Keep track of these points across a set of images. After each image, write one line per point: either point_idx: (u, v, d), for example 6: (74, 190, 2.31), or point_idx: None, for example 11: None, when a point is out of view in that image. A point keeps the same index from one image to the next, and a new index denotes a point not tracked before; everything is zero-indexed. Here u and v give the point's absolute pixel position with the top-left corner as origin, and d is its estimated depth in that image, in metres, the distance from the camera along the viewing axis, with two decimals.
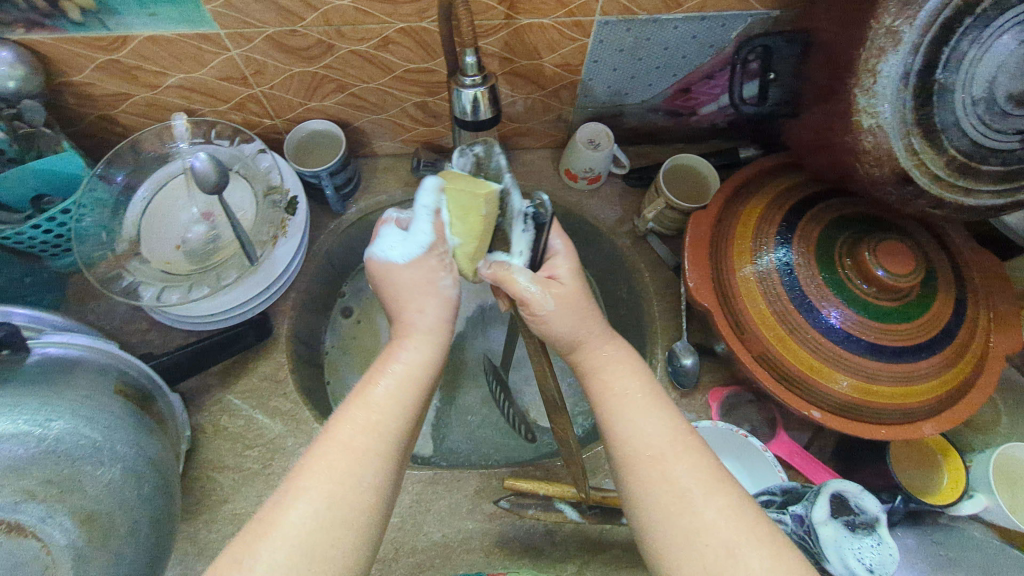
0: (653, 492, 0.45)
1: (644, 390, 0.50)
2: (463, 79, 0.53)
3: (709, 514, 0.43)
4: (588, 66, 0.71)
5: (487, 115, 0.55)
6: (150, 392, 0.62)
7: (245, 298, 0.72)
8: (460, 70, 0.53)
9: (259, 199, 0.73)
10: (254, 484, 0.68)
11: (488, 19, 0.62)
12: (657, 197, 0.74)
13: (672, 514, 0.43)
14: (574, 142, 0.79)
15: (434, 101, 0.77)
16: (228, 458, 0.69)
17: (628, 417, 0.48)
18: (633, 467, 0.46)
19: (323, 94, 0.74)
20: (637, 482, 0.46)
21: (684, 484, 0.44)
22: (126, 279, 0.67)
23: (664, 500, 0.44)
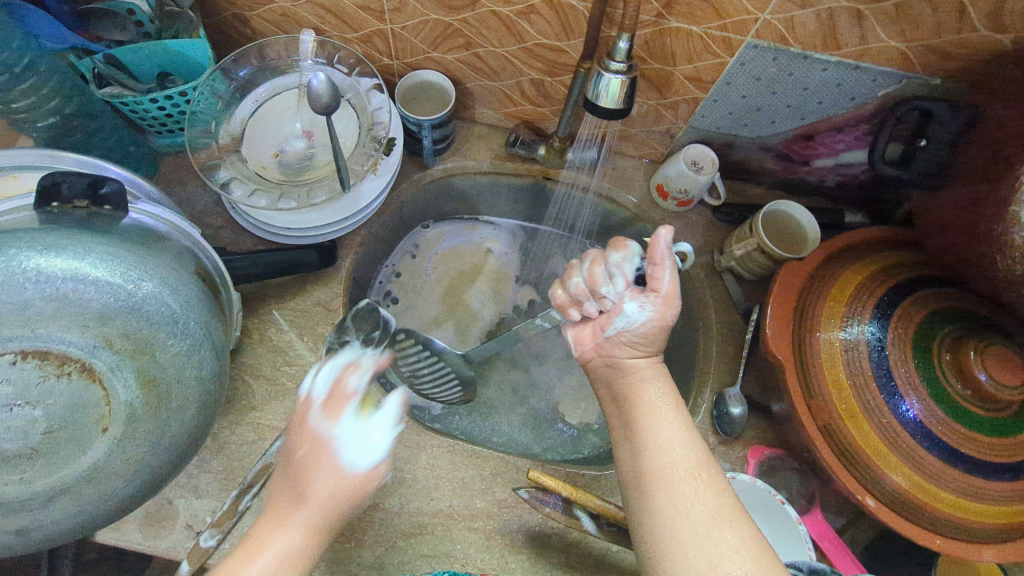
0: (680, 509, 0.46)
1: (674, 408, 0.53)
2: (608, 64, 0.52)
3: (729, 535, 0.44)
4: (718, 87, 0.69)
5: (618, 105, 0.54)
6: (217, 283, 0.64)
7: (322, 221, 0.73)
8: (607, 55, 0.53)
9: (363, 131, 0.74)
10: (285, 400, 0.69)
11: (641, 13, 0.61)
12: (749, 236, 0.71)
13: (693, 530, 0.44)
14: (677, 158, 0.77)
15: (552, 82, 0.76)
16: (267, 368, 0.71)
17: (660, 433, 0.51)
18: (660, 477, 0.48)
19: (448, 47, 0.75)
20: (666, 496, 0.47)
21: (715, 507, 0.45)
22: (221, 172, 0.70)
23: (690, 514, 0.45)
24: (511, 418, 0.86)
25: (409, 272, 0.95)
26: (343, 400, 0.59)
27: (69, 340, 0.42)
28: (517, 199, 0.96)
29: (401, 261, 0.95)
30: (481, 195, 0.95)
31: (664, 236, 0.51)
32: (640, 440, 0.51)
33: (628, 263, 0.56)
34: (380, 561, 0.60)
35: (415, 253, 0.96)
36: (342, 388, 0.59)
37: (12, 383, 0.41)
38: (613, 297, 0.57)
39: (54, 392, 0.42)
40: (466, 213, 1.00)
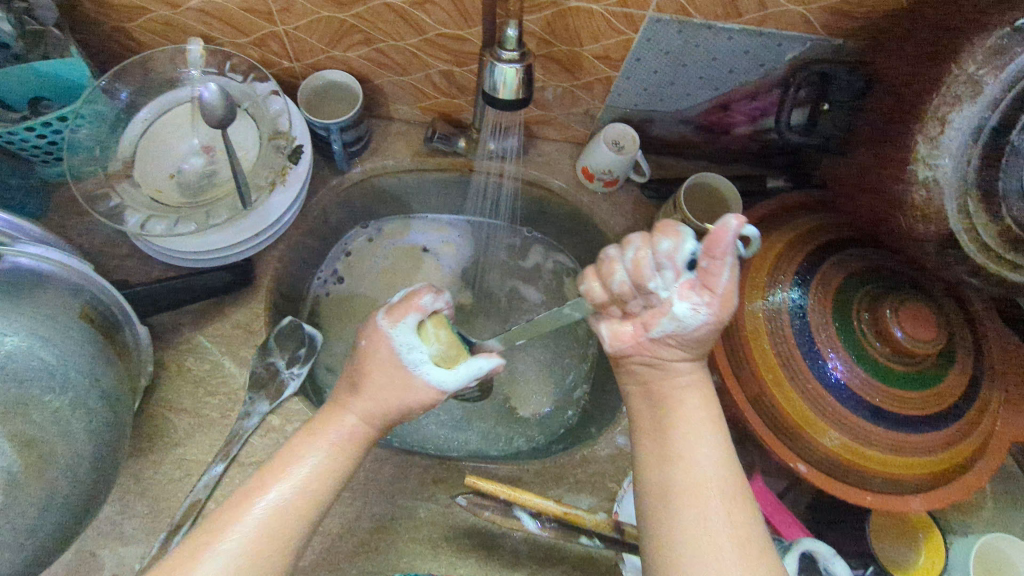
0: (682, 521, 0.45)
1: (709, 415, 0.49)
2: (500, 53, 0.50)
3: (726, 526, 0.44)
4: (630, 63, 0.67)
5: (518, 95, 0.52)
6: (116, 320, 0.59)
7: (230, 241, 0.69)
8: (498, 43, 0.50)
9: (263, 141, 0.69)
10: (211, 431, 0.66)
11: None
12: (673, 213, 0.71)
13: (699, 525, 0.44)
14: (598, 139, 0.75)
15: (461, 72, 0.73)
16: (188, 401, 0.67)
17: (695, 446, 0.47)
18: (674, 492, 0.45)
19: (347, 45, 0.71)
20: (673, 511, 0.45)
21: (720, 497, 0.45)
22: (112, 201, 0.64)
23: (694, 518, 0.44)
24: (460, 418, 0.84)
25: (359, 257, 0.93)
26: (404, 312, 0.60)
27: None
28: (447, 194, 0.93)
29: (330, 279, 0.91)
30: (408, 194, 0.92)
31: (735, 227, 0.42)
32: (671, 446, 0.48)
33: (682, 247, 0.45)
34: None
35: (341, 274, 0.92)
36: (399, 299, 0.62)
37: None
38: (662, 292, 0.47)
39: None
40: (394, 213, 0.96)
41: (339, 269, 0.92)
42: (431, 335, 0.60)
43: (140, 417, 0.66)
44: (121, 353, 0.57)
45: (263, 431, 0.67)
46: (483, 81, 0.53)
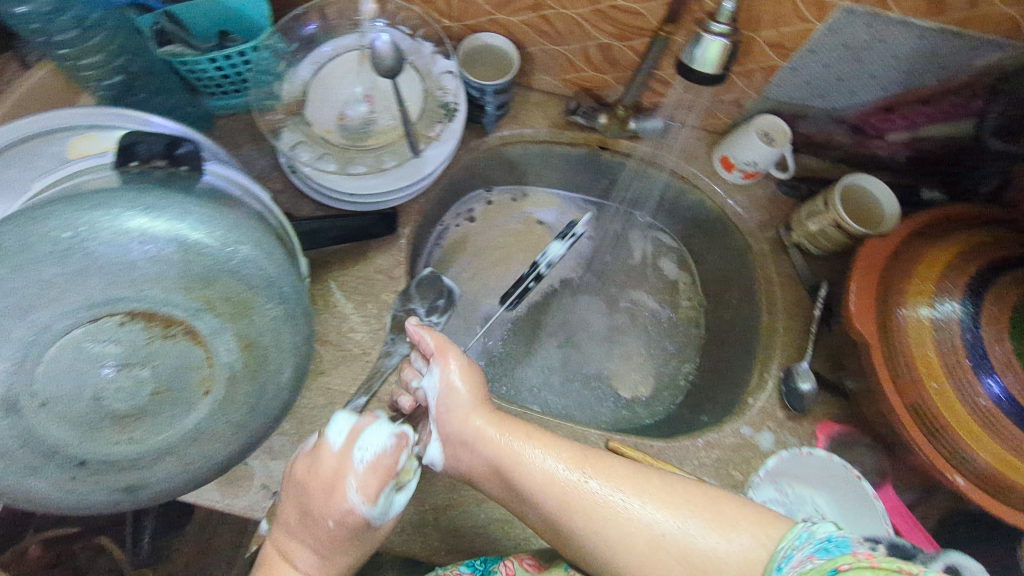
0: (605, 524, 0.42)
1: (568, 448, 0.48)
2: (709, 26, 0.50)
3: (635, 504, 0.43)
4: (801, 55, 0.66)
5: (715, 71, 0.52)
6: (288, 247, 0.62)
7: (385, 188, 0.70)
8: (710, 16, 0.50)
9: (425, 95, 0.72)
10: (352, 366, 0.70)
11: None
12: (823, 211, 0.70)
13: (608, 514, 0.43)
14: (749, 129, 0.74)
15: (621, 46, 0.73)
16: (333, 334, 0.71)
17: (549, 461, 0.47)
18: (576, 502, 0.44)
19: (514, 8, 0.72)
20: (585, 508, 0.43)
21: (702, 505, 0.42)
22: (286, 135, 0.68)
23: (621, 518, 0.42)
24: (565, 389, 0.86)
25: (492, 213, 0.97)
26: (382, 483, 0.48)
27: (175, 302, 0.41)
28: (571, 169, 0.94)
29: (451, 227, 0.94)
30: (533, 164, 0.93)
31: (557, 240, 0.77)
32: (542, 458, 0.47)
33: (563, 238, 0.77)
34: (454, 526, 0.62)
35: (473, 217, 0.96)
36: (371, 460, 0.49)
37: (119, 344, 0.40)
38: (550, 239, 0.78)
39: (162, 355, 0.42)
40: (512, 183, 0.99)
41: (474, 218, 0.96)
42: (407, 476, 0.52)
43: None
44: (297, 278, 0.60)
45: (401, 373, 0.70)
46: (681, 55, 0.53)
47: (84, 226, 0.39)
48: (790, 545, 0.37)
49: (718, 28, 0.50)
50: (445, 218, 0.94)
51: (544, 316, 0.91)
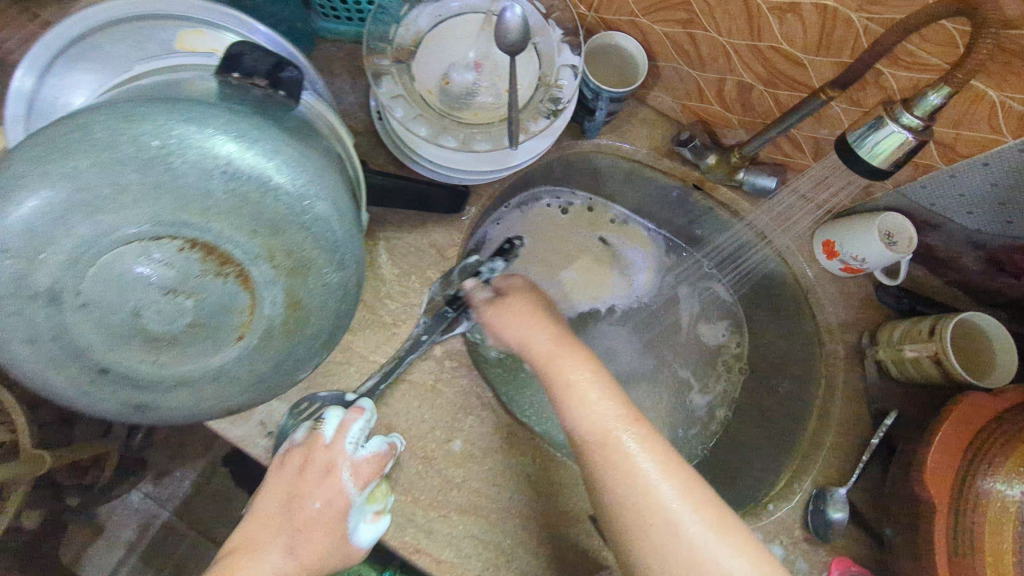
0: (653, 540, 0.50)
1: (642, 454, 0.53)
2: (901, 112, 0.43)
3: (690, 519, 0.50)
4: (969, 164, 0.57)
5: (883, 164, 0.45)
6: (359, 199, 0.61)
7: (467, 167, 0.66)
8: (903, 104, 0.43)
9: (538, 82, 0.67)
10: (379, 332, 0.68)
11: (931, 55, 0.50)
12: (926, 340, 0.65)
13: (655, 509, 0.51)
14: (872, 224, 0.67)
15: (762, 92, 0.67)
16: (371, 296, 0.69)
17: (631, 471, 0.52)
18: (634, 510, 0.51)
19: (665, 18, 0.66)
20: (638, 515, 0.51)
21: (722, 520, 0.51)
22: (386, 81, 0.64)
23: (669, 534, 0.50)
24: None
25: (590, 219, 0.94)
26: (369, 479, 0.61)
27: (235, 241, 0.39)
28: (656, 198, 0.89)
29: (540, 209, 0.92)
30: (620, 180, 0.88)
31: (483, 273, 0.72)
32: (625, 467, 0.52)
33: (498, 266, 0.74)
34: (430, 525, 0.64)
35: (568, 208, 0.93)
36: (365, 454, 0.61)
37: (173, 267, 0.38)
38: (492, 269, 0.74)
39: (209, 290, 0.39)
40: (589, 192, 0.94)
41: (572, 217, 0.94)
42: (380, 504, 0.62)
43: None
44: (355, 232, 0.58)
45: (427, 355, 0.69)
46: (850, 129, 0.47)
47: (175, 139, 0.37)
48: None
49: (906, 120, 0.43)
50: (544, 199, 0.93)
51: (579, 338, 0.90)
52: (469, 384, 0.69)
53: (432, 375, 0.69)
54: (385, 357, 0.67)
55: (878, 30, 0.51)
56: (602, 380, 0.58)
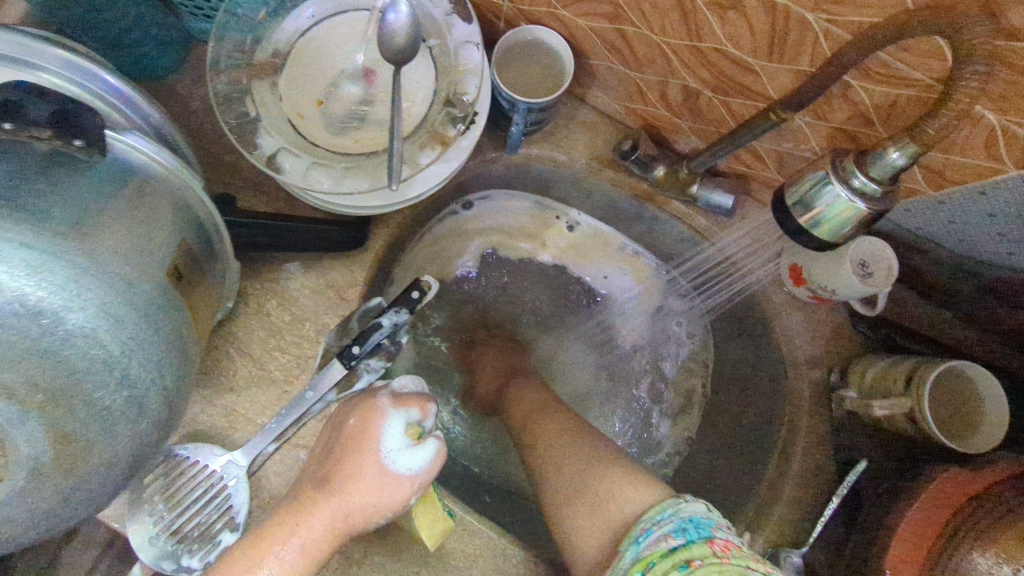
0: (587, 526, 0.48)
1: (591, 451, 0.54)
2: (856, 174, 0.36)
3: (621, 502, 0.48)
4: (961, 192, 0.46)
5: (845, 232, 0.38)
6: (213, 244, 0.51)
7: (364, 204, 0.57)
8: (857, 162, 0.36)
9: (436, 99, 0.55)
10: (268, 391, 0.61)
11: (911, 69, 0.39)
12: (901, 393, 0.54)
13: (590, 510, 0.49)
14: (844, 254, 0.55)
15: (710, 98, 0.54)
16: (256, 347, 0.61)
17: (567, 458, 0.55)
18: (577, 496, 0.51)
19: (588, 10, 0.53)
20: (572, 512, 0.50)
21: (593, 502, 0.49)
22: (246, 109, 0.53)
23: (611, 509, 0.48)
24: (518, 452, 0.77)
25: (575, 241, 0.78)
26: (411, 401, 0.57)
27: None
28: (604, 208, 0.76)
29: (511, 211, 0.76)
30: (564, 190, 0.76)
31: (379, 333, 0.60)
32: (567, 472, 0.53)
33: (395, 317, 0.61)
34: None
35: (557, 216, 0.76)
36: (402, 388, 0.58)
37: None
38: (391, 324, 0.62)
39: None
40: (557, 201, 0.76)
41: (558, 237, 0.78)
42: (417, 432, 0.56)
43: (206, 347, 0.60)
44: (201, 295, 0.48)
45: (322, 417, 0.60)
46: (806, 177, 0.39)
47: None
48: (652, 522, 0.44)
49: (859, 182, 0.37)
50: (525, 199, 0.76)
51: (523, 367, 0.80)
52: None
53: None
54: (269, 420, 0.59)
55: (844, 35, 0.39)
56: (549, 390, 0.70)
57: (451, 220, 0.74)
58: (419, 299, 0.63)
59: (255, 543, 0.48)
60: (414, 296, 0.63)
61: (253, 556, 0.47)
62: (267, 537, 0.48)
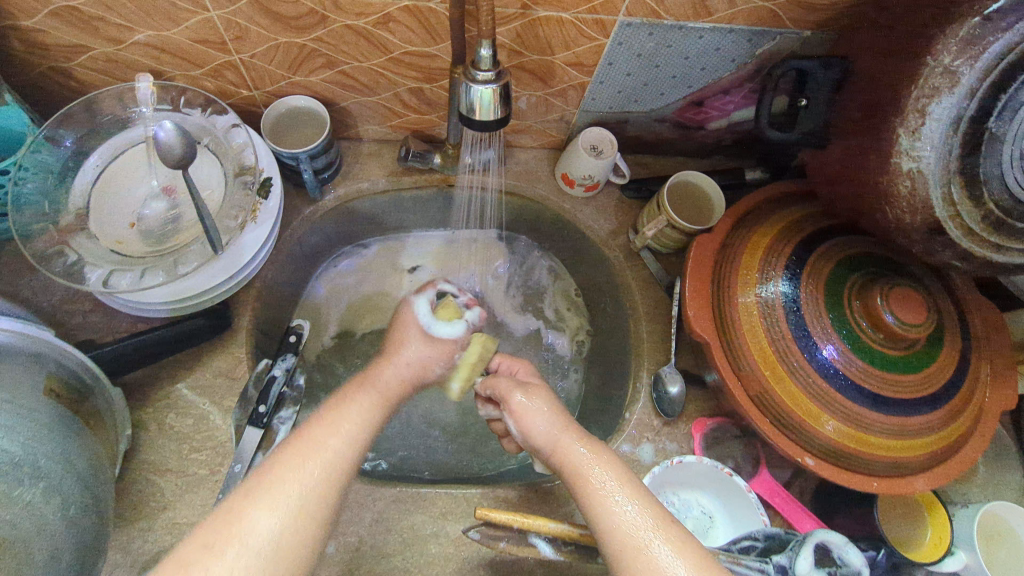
0: None
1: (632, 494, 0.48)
2: (475, 74, 0.47)
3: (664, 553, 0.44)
4: (602, 68, 0.64)
5: (498, 112, 0.49)
6: (86, 385, 0.55)
7: (206, 286, 0.64)
8: (471, 65, 0.47)
9: (229, 178, 0.65)
10: (201, 490, 0.63)
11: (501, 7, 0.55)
12: (658, 214, 0.69)
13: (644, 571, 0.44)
14: (576, 145, 0.72)
15: (432, 88, 0.70)
16: (172, 460, 0.64)
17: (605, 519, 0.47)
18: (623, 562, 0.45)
19: (309, 69, 0.67)
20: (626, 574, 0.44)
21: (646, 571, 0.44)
22: (69, 258, 0.59)
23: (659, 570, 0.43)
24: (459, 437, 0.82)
25: (420, 264, 0.91)
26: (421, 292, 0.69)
27: None
28: (422, 211, 0.88)
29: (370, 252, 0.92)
30: (385, 213, 0.87)
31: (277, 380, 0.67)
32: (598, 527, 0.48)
33: (284, 361, 0.69)
34: None
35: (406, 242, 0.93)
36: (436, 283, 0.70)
37: None
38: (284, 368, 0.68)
39: None
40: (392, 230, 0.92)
41: (413, 262, 0.92)
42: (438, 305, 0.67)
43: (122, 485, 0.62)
44: (100, 425, 0.54)
45: None
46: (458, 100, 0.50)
47: None
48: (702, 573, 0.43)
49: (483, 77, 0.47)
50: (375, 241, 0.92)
51: None
52: None
53: None
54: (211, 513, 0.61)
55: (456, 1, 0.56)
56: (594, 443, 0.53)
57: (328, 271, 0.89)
58: (298, 341, 0.71)
59: (316, 424, 0.51)
60: (292, 340, 0.71)
61: (315, 431, 0.50)
62: (322, 421, 0.51)
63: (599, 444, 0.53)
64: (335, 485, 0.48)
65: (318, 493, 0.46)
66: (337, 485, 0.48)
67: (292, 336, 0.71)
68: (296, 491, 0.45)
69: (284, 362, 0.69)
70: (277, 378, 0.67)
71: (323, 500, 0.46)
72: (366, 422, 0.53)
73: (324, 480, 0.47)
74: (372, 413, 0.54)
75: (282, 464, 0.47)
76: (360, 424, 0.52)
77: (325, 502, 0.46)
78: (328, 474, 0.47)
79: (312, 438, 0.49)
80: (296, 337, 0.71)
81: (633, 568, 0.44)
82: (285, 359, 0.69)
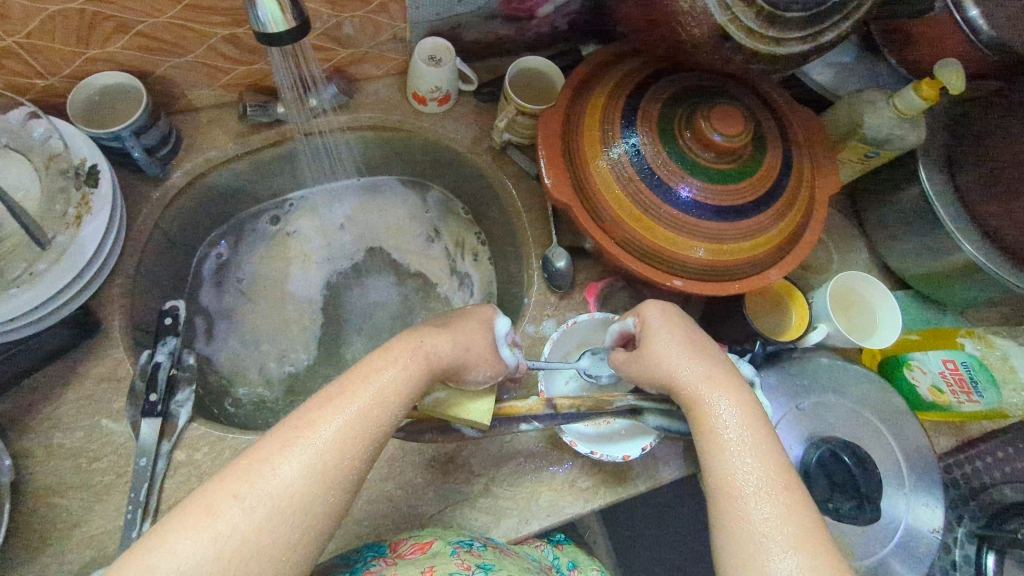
0: (729, 529, 0.41)
1: (761, 426, 0.45)
2: None
3: (761, 508, 0.41)
4: None
5: (290, 21, 0.47)
6: None
7: (42, 297, 0.57)
8: None
9: (43, 173, 0.61)
10: (111, 495, 0.58)
11: None
12: (506, 105, 0.70)
13: (736, 518, 0.41)
14: (413, 60, 0.71)
15: (245, 32, 0.66)
16: (70, 477, 0.58)
17: (732, 450, 0.44)
18: (724, 496, 0.42)
19: (102, 38, 0.61)
20: (722, 516, 0.42)
21: (733, 510, 0.41)
22: None
23: (748, 520, 0.40)
24: None
25: (307, 225, 0.89)
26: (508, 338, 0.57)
27: None
28: (288, 172, 0.85)
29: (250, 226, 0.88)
30: (249, 183, 0.83)
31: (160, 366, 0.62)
32: (711, 449, 0.45)
33: (172, 343, 0.65)
34: None
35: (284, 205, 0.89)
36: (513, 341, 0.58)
37: None
38: (173, 355, 0.64)
39: None
40: (268, 198, 0.88)
41: (297, 227, 0.89)
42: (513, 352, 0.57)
43: (21, 517, 0.56)
44: None
45: (174, 470, 0.60)
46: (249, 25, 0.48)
47: None
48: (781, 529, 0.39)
49: None
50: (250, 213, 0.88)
51: (336, 319, 0.85)
52: (233, 456, 0.62)
53: (192, 484, 0.60)
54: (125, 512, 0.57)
55: None
56: (701, 367, 0.49)
57: (211, 260, 0.85)
58: (177, 322, 0.67)
59: (311, 405, 0.43)
60: (169, 323, 0.66)
61: (324, 399, 0.44)
62: (340, 386, 0.45)
63: (715, 367, 0.49)
64: (334, 482, 0.41)
65: (316, 476, 0.40)
66: (296, 519, 0.39)
67: (167, 317, 0.66)
68: (239, 518, 0.38)
69: (169, 344, 0.65)
70: (163, 365, 0.63)
71: (314, 488, 0.40)
72: (342, 438, 0.42)
73: (322, 462, 0.41)
74: (414, 368, 0.47)
75: (266, 453, 0.40)
76: (384, 386, 0.45)
77: (289, 525, 0.39)
78: (326, 456, 0.41)
79: (316, 416, 0.42)
80: (173, 317, 0.67)
81: (724, 509, 0.42)
82: (167, 343, 0.65)
